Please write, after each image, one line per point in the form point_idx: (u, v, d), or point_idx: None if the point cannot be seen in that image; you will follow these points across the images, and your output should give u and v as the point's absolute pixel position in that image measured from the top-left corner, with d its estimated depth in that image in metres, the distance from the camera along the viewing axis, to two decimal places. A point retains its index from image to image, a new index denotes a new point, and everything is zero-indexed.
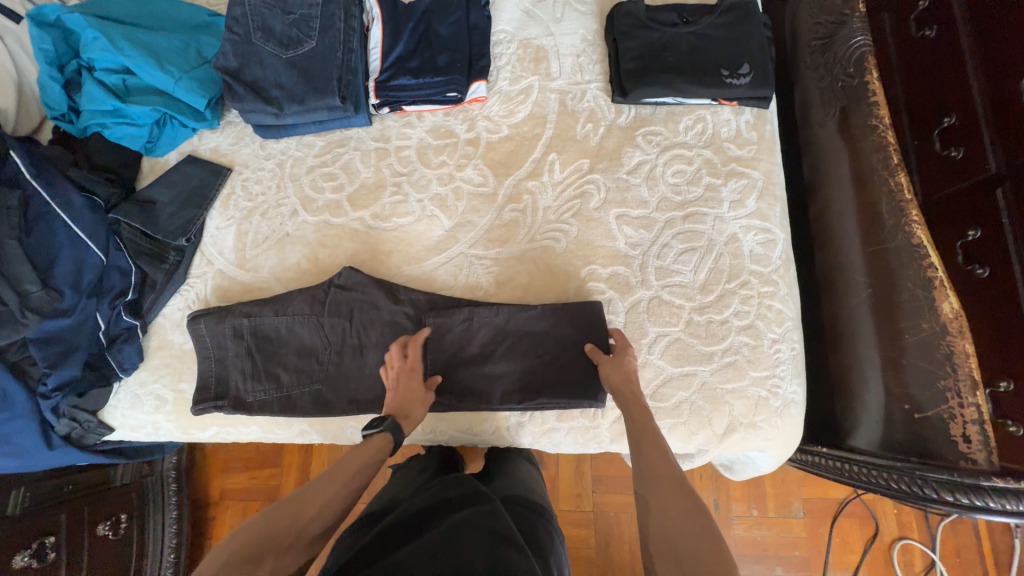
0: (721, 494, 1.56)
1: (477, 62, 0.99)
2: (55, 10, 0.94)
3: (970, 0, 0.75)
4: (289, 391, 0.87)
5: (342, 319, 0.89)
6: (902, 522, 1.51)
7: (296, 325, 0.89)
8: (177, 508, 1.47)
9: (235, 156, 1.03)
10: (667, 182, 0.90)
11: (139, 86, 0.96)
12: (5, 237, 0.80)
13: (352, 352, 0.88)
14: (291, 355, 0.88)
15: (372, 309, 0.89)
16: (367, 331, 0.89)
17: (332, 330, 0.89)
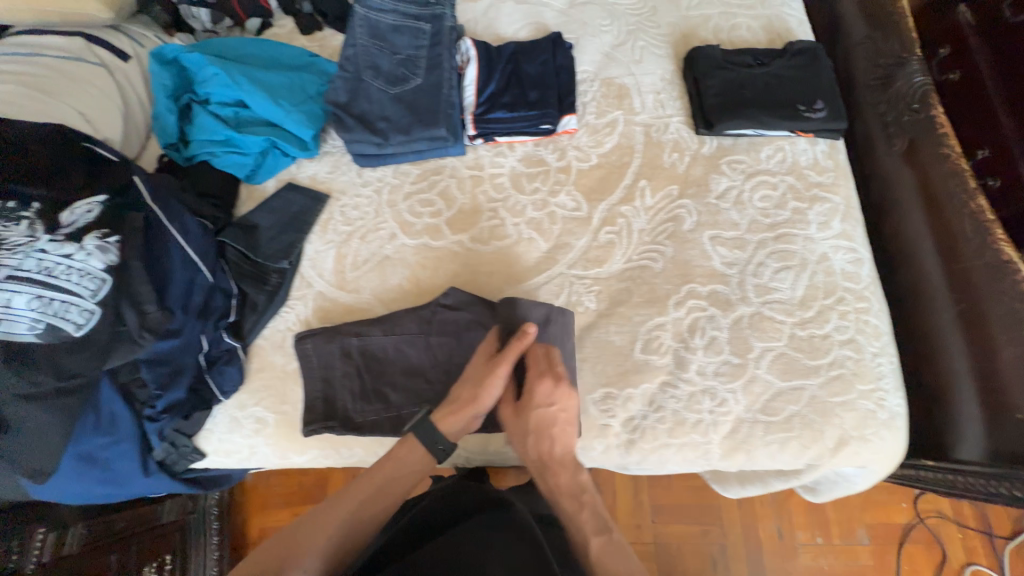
0: (784, 521, 1.53)
1: (566, 97, 1.06)
2: (174, 49, 1.01)
3: (992, 57, 0.93)
4: (398, 412, 0.87)
5: (449, 339, 0.90)
6: (969, 547, 1.48)
7: (404, 345, 0.90)
8: (217, 548, 1.38)
9: (333, 184, 1.06)
10: (756, 206, 0.96)
11: (250, 119, 1.02)
12: (131, 258, 0.80)
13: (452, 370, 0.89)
14: (399, 374, 0.89)
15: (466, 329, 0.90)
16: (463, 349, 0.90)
17: (435, 350, 0.90)
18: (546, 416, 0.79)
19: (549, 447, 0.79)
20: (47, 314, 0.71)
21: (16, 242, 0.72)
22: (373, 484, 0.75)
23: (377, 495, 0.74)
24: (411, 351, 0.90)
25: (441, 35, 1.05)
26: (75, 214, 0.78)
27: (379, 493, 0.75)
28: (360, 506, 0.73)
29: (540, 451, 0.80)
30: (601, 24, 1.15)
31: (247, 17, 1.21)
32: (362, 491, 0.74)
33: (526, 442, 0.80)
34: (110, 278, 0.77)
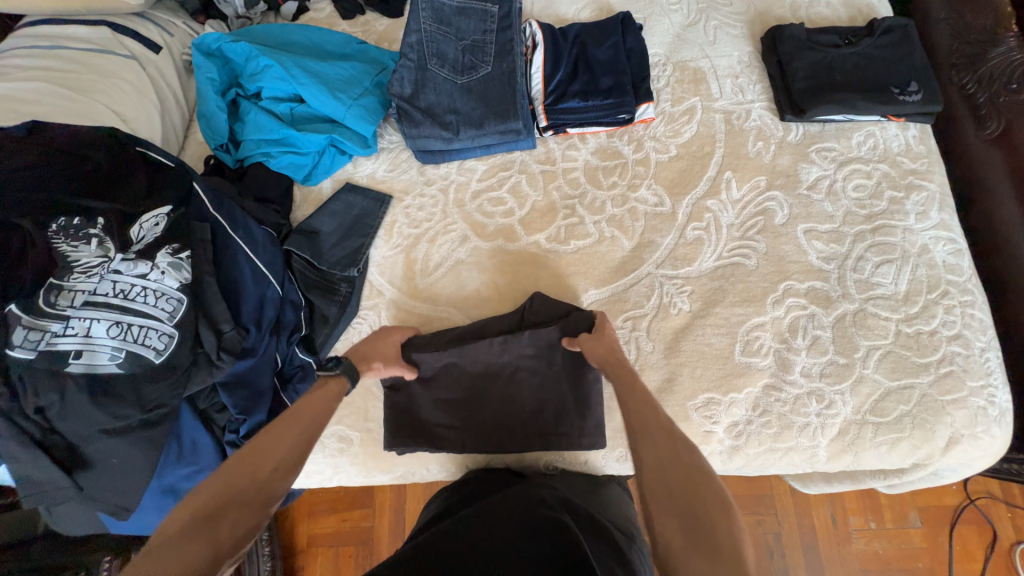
0: (835, 506, 1.33)
1: (641, 83, 0.98)
2: (216, 39, 0.94)
3: None
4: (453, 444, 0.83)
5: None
6: (1020, 526, 1.29)
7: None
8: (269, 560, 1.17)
9: (394, 183, 0.99)
10: (850, 196, 0.91)
11: (307, 115, 0.95)
12: (203, 273, 0.74)
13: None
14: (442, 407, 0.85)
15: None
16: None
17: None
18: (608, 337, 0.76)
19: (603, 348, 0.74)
20: (126, 341, 0.65)
21: (88, 263, 0.66)
22: (274, 422, 0.62)
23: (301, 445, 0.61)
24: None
25: (509, 19, 0.98)
26: (142, 229, 0.71)
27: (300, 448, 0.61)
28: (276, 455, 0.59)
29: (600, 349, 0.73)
30: (669, 2, 1.07)
31: (283, 1, 1.11)
32: (283, 432, 0.61)
33: (592, 349, 0.74)
34: (185, 297, 0.70)
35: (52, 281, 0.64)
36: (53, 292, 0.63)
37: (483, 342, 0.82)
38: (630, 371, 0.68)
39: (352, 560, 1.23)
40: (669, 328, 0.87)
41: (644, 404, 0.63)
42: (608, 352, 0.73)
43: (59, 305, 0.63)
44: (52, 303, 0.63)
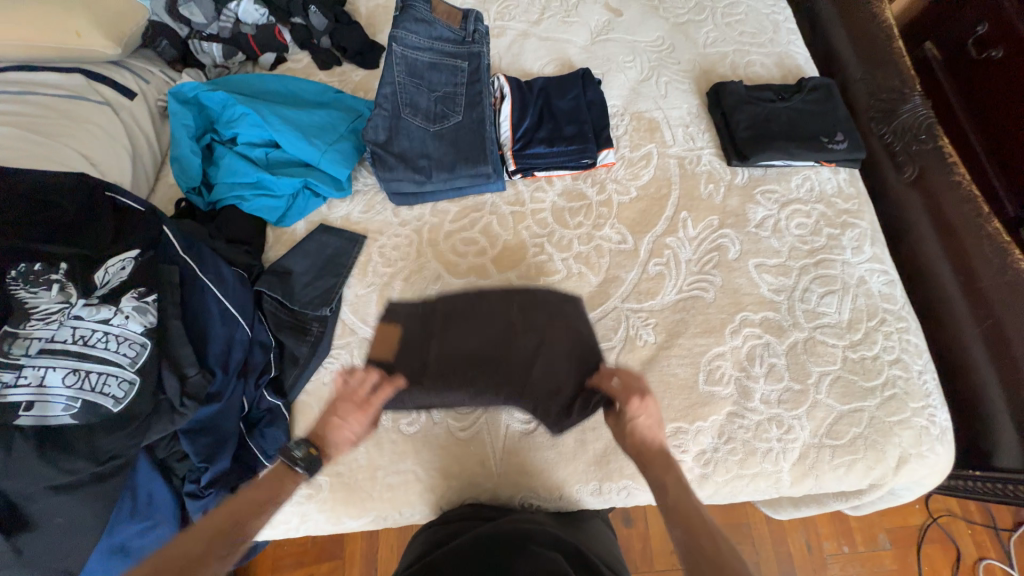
0: (809, 532, 1.36)
1: (602, 131, 1.07)
2: (192, 87, 0.96)
3: (964, 106, 1.12)
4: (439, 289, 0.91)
5: (468, 364, 0.84)
6: (979, 542, 1.34)
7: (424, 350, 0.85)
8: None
9: (368, 224, 1.01)
10: (793, 233, 1.00)
11: (282, 159, 0.98)
12: (170, 317, 0.73)
13: (478, 331, 0.87)
14: (429, 318, 0.88)
15: (468, 369, 0.84)
16: (486, 353, 0.86)
17: (460, 353, 0.85)
18: (638, 426, 0.72)
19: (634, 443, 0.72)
20: (84, 389, 0.63)
21: (48, 309, 0.65)
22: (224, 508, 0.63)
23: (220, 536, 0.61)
24: (431, 347, 0.85)
25: (478, 73, 1.05)
26: (107, 273, 0.70)
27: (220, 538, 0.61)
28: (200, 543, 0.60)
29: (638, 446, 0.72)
30: (624, 60, 1.18)
31: (261, 52, 1.16)
32: (211, 520, 0.62)
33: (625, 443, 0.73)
34: (149, 342, 0.69)
35: (7, 329, 0.63)
36: (7, 340, 0.62)
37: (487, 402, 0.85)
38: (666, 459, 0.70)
39: None
40: (636, 360, 0.91)
41: (684, 492, 0.66)
42: (641, 448, 0.71)
43: (11, 354, 0.61)
44: (4, 352, 0.61)
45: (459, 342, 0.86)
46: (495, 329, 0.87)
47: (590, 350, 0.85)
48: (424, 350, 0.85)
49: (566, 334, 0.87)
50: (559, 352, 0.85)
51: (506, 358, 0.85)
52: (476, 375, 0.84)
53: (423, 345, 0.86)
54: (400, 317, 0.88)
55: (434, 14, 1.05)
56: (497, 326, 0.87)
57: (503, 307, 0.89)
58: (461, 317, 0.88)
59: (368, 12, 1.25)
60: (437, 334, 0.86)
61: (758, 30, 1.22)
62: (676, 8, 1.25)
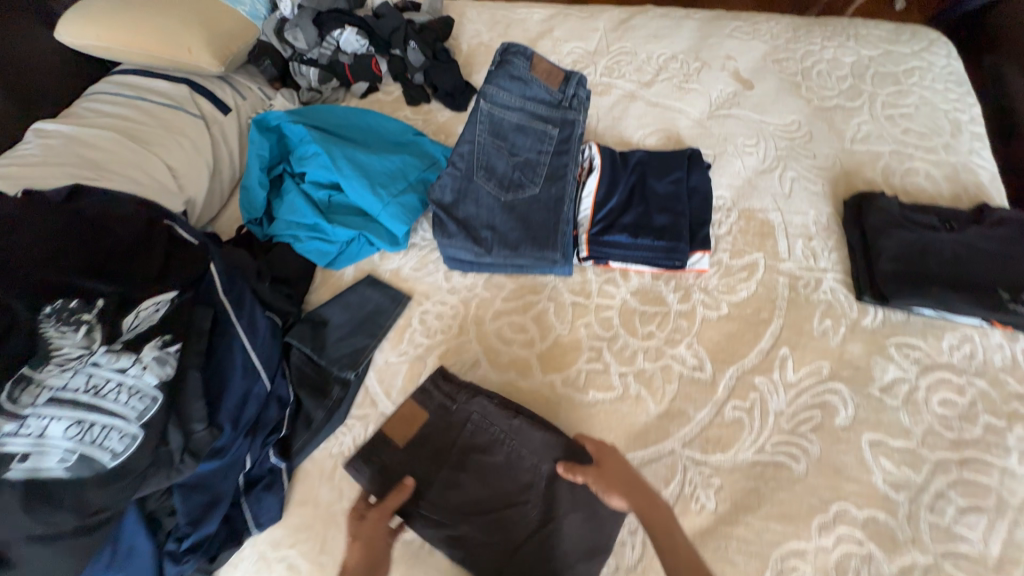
0: None
1: (699, 229, 0.90)
2: (276, 116, 0.94)
3: None
4: (479, 397, 0.79)
5: (466, 511, 0.72)
6: None
7: (434, 468, 0.76)
8: None
9: (416, 284, 0.93)
10: (934, 411, 0.76)
11: (343, 204, 0.94)
12: (189, 366, 0.69)
13: (495, 479, 0.74)
14: (456, 432, 0.78)
15: (463, 520, 0.71)
16: (491, 504, 0.72)
17: (465, 495, 0.73)
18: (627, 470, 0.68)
19: (618, 484, 0.67)
20: (83, 443, 0.60)
21: (68, 355, 0.61)
22: None
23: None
24: (445, 467, 0.75)
25: (568, 143, 0.94)
26: (138, 316, 0.66)
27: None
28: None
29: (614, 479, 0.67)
30: (745, 144, 1.00)
31: (355, 81, 1.13)
32: None
33: (607, 491, 0.66)
34: (160, 397, 0.65)
35: (24, 371, 0.59)
36: (20, 386, 0.58)
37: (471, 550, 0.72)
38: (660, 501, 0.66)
39: None
40: (686, 529, 0.72)
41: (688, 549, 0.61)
42: (629, 489, 0.66)
43: (19, 402, 0.58)
44: (12, 399, 0.57)
45: (471, 481, 0.74)
46: (514, 479, 0.74)
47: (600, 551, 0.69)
48: (434, 471, 0.75)
49: (581, 534, 0.70)
50: (565, 553, 0.68)
51: (505, 523, 0.71)
52: (468, 530, 0.71)
53: (436, 462, 0.76)
54: (428, 409, 0.80)
55: (533, 72, 0.97)
56: (518, 482, 0.73)
57: (533, 463, 0.74)
58: (485, 450, 0.76)
59: (469, 51, 1.20)
60: (455, 453, 0.76)
61: (928, 129, 0.97)
62: (823, 89, 1.04)
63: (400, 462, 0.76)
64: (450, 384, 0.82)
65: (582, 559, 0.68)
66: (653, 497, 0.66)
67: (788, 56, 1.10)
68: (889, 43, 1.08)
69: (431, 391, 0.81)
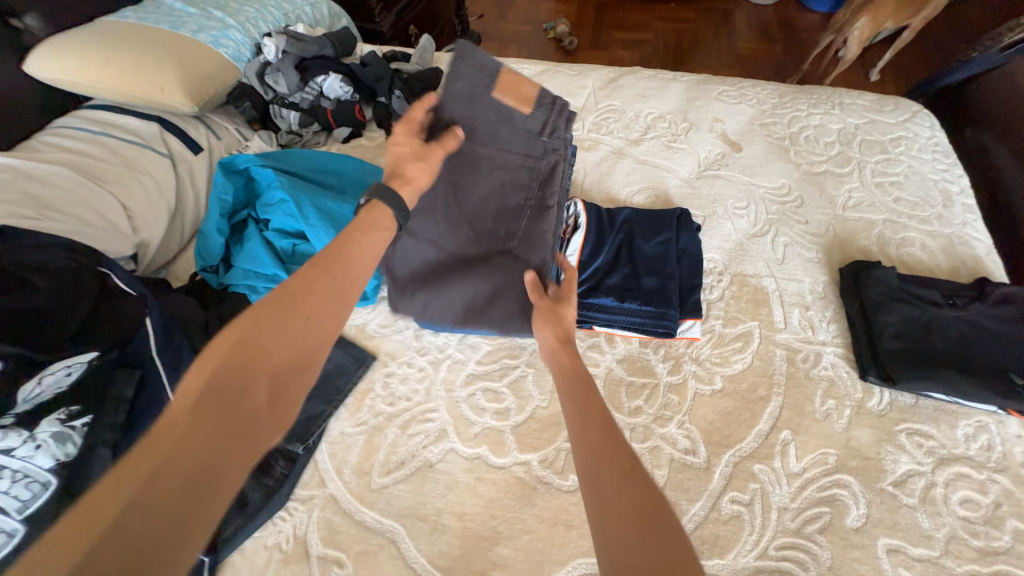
0: None
1: (689, 294, 0.85)
2: (245, 159, 0.89)
3: None
4: (552, 159, 0.82)
5: (466, 166, 0.80)
6: None
7: (483, 124, 0.79)
8: None
9: (382, 342, 0.87)
10: (956, 513, 0.67)
11: (308, 254, 0.87)
12: (101, 442, 0.59)
13: (486, 207, 0.82)
14: (515, 154, 0.81)
15: (446, 187, 0.79)
16: (464, 220, 0.82)
17: (466, 193, 0.81)
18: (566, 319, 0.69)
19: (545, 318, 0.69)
20: None
21: None
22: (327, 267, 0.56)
23: (243, 348, 0.46)
24: (486, 149, 0.80)
25: (551, 195, 0.85)
26: (41, 385, 0.58)
27: (236, 423, 0.42)
28: (218, 407, 0.43)
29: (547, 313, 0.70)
30: (735, 206, 0.97)
31: (337, 125, 1.10)
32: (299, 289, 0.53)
33: (540, 325, 0.68)
34: (52, 481, 0.55)
35: None
36: None
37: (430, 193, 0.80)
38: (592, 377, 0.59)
39: None
40: None
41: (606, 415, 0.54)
42: (560, 342, 0.65)
43: None
44: None
45: (483, 188, 0.81)
46: (496, 226, 0.82)
47: (469, 315, 0.82)
48: (479, 150, 0.80)
49: (471, 300, 0.81)
50: (449, 296, 0.81)
51: (451, 213, 0.81)
52: (459, 168, 0.80)
53: (483, 164, 0.80)
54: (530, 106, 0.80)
55: None
56: (486, 228, 0.82)
57: (508, 231, 0.82)
58: (506, 197, 0.82)
59: None
60: (495, 166, 0.81)
61: (920, 199, 0.95)
62: (812, 154, 1.03)
63: (485, 85, 0.78)
64: (560, 126, 0.81)
65: (462, 306, 0.81)
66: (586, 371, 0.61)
67: (775, 121, 1.09)
68: (874, 113, 1.09)
69: (543, 113, 0.81)
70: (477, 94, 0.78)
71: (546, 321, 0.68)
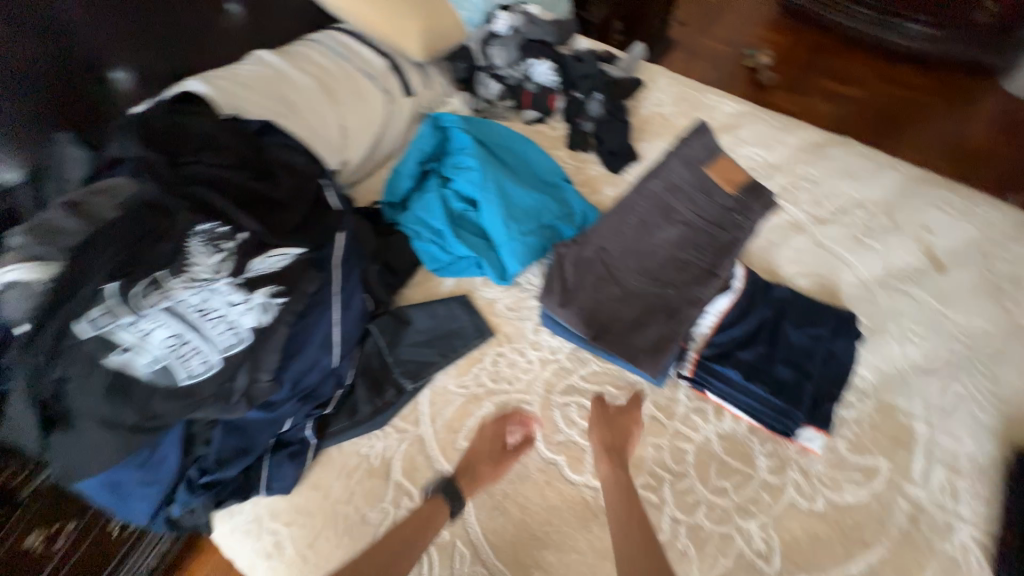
0: None
1: (823, 403, 0.79)
2: (451, 120, 0.99)
3: None
4: (735, 234, 0.92)
5: (659, 212, 0.94)
6: None
7: (689, 191, 0.95)
8: (162, 547, 1.10)
9: (504, 322, 0.91)
10: None
11: (472, 220, 0.94)
12: (281, 322, 0.70)
13: (662, 249, 0.91)
14: (703, 218, 0.93)
15: (635, 219, 0.92)
16: (637, 249, 0.91)
17: (651, 231, 0.92)
18: (623, 426, 0.78)
19: (607, 442, 0.76)
20: (171, 355, 0.63)
21: (199, 274, 0.65)
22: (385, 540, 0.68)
23: None
24: (683, 208, 0.94)
25: (721, 255, 0.90)
26: (265, 261, 0.71)
27: None
28: None
29: (610, 443, 0.76)
30: (911, 328, 0.87)
31: (528, 107, 1.16)
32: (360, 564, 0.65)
33: (593, 429, 0.78)
34: (248, 339, 0.67)
35: (160, 276, 0.64)
36: (152, 287, 0.63)
37: (618, 212, 0.92)
38: (624, 475, 0.73)
39: None
40: None
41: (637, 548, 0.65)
42: (606, 448, 0.75)
43: (145, 299, 0.62)
44: (142, 296, 0.62)
45: (664, 236, 0.92)
46: (664, 267, 0.90)
47: (605, 325, 0.84)
48: (673, 207, 0.94)
49: (614, 313, 0.85)
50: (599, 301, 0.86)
51: (631, 239, 0.91)
52: (651, 214, 0.94)
53: (672, 219, 0.93)
54: (733, 186, 0.95)
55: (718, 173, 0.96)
56: (655, 267, 0.90)
57: (676, 277, 0.89)
58: (682, 250, 0.91)
59: (645, 117, 1.18)
60: (682, 222, 0.93)
61: None
62: None
63: (700, 158, 0.97)
64: (751, 214, 0.94)
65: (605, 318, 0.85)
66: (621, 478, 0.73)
67: (999, 253, 0.94)
68: None
69: (741, 197, 0.95)
70: (694, 167, 0.97)
71: (607, 457, 0.75)
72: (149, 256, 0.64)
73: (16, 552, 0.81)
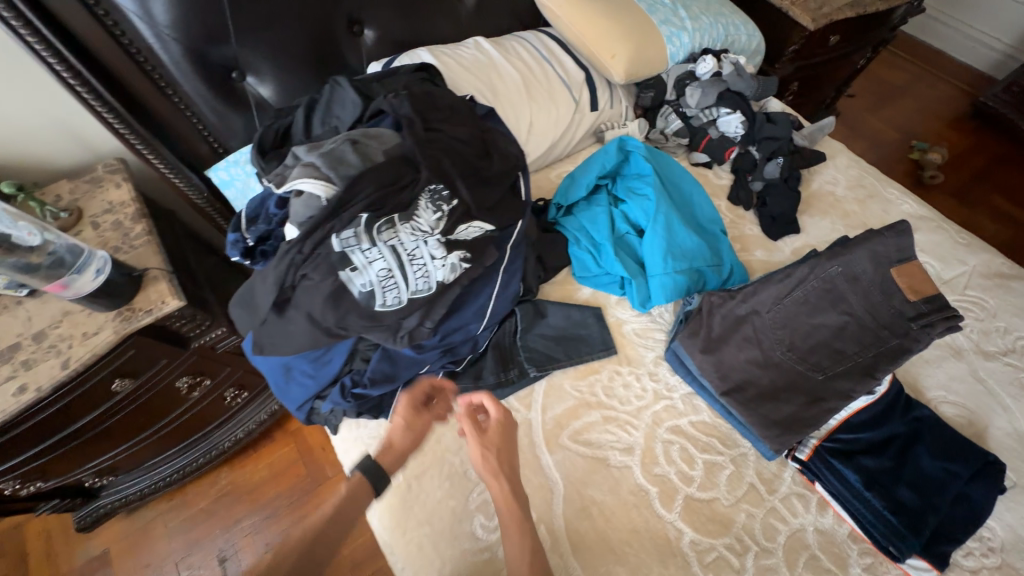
0: None
1: (941, 538, 0.76)
2: (635, 145, 1.08)
3: None
4: (907, 344, 0.81)
5: (825, 299, 0.88)
6: None
7: (865, 283, 0.85)
8: (255, 424, 1.32)
9: (628, 344, 0.96)
10: None
11: (629, 244, 1.01)
12: (456, 284, 0.81)
13: (816, 333, 0.89)
14: (874, 317, 0.84)
15: (796, 295, 0.89)
16: (790, 325, 0.90)
17: (810, 312, 0.89)
18: (501, 431, 0.74)
19: (492, 460, 0.71)
20: (379, 284, 0.74)
21: (421, 225, 0.76)
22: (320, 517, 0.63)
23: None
24: (853, 298, 0.86)
25: (880, 359, 0.84)
26: (465, 229, 0.81)
27: None
28: None
29: (495, 458, 0.71)
30: None
31: (700, 150, 1.20)
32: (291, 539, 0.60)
33: (475, 452, 0.72)
34: (433, 290, 0.78)
35: (394, 216, 0.75)
36: (386, 224, 0.74)
37: (780, 286, 0.90)
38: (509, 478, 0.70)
39: (270, 501, 1.33)
40: None
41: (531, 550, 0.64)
42: (493, 465, 0.71)
43: (379, 232, 0.73)
44: (378, 230, 0.73)
45: (820, 320, 0.89)
46: (814, 350, 0.89)
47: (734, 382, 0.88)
48: (846, 294, 0.86)
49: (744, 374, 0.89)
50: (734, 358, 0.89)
51: (785, 312, 0.90)
52: (816, 296, 0.89)
53: (836, 306, 0.87)
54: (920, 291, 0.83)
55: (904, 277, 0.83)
56: (805, 346, 0.90)
57: (823, 363, 0.88)
58: (836, 338, 0.88)
59: (816, 193, 1.16)
60: (845, 313, 0.87)
61: None
62: None
63: (888, 248, 0.83)
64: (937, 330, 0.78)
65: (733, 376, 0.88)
66: (506, 476, 0.70)
67: None
68: None
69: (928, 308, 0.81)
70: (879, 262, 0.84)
71: (494, 472, 0.70)
72: (391, 201, 0.76)
73: (173, 386, 1.05)
